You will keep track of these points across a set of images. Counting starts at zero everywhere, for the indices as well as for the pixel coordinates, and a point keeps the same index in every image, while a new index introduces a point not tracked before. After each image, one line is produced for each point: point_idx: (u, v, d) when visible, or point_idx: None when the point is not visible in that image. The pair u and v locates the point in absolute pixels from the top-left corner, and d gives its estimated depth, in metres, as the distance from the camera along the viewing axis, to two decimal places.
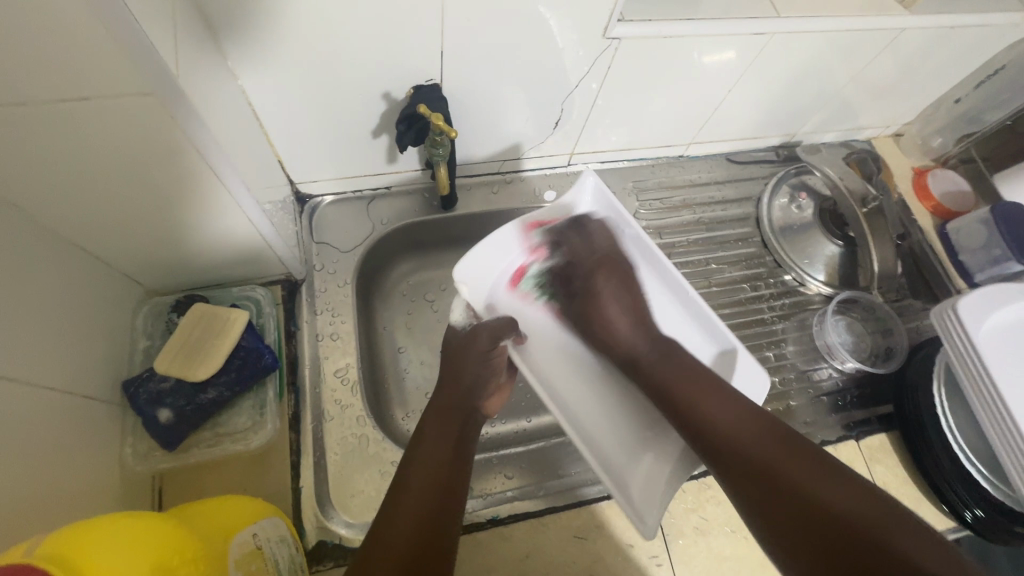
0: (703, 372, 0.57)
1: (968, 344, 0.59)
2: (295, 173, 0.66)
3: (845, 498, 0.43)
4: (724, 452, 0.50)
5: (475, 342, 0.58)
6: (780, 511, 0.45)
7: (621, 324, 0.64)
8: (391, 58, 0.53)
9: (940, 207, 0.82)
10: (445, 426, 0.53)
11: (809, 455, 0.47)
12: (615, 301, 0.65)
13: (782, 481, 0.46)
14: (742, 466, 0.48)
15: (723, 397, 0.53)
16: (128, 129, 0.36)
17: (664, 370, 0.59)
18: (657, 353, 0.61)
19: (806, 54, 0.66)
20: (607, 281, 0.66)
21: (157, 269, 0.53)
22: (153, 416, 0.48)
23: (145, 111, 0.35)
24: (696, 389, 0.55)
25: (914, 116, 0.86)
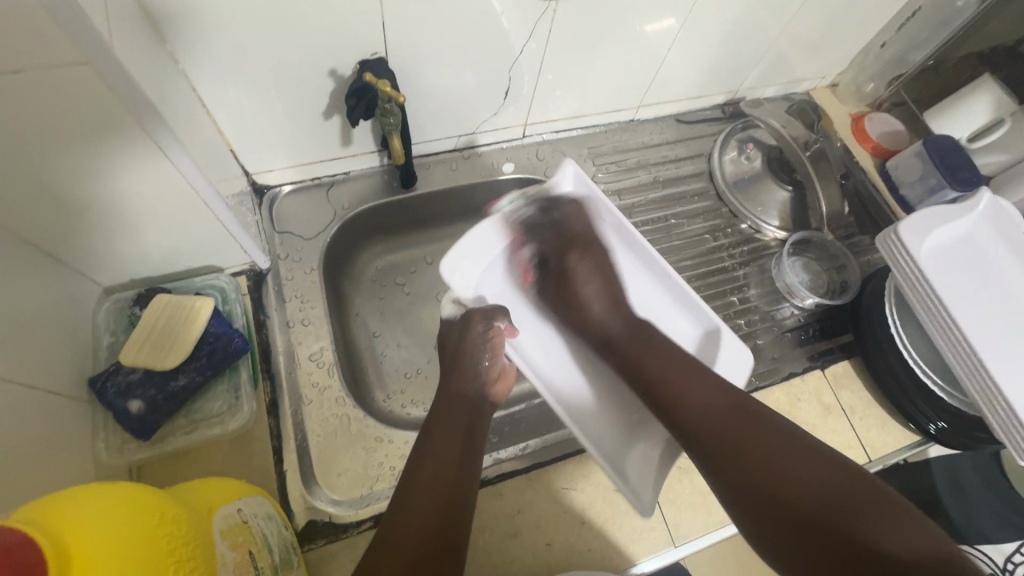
0: (672, 350, 0.56)
1: (913, 265, 0.62)
2: (249, 163, 0.65)
3: (817, 479, 0.42)
4: (693, 427, 0.49)
5: (473, 329, 0.57)
6: (749, 491, 0.44)
7: (595, 304, 0.63)
8: (334, 35, 0.54)
9: (879, 147, 0.86)
10: (451, 420, 0.51)
11: (778, 431, 0.46)
12: (592, 279, 0.64)
13: (750, 460, 0.45)
14: (713, 443, 0.47)
15: (693, 372, 0.52)
16: (69, 104, 0.37)
17: (642, 352, 0.57)
18: (629, 333, 0.60)
19: (738, 8, 0.69)
20: (584, 259, 0.65)
21: (114, 263, 0.52)
22: (123, 408, 0.47)
23: (85, 84, 0.36)
24: (674, 368, 0.53)
25: (847, 64, 0.91)
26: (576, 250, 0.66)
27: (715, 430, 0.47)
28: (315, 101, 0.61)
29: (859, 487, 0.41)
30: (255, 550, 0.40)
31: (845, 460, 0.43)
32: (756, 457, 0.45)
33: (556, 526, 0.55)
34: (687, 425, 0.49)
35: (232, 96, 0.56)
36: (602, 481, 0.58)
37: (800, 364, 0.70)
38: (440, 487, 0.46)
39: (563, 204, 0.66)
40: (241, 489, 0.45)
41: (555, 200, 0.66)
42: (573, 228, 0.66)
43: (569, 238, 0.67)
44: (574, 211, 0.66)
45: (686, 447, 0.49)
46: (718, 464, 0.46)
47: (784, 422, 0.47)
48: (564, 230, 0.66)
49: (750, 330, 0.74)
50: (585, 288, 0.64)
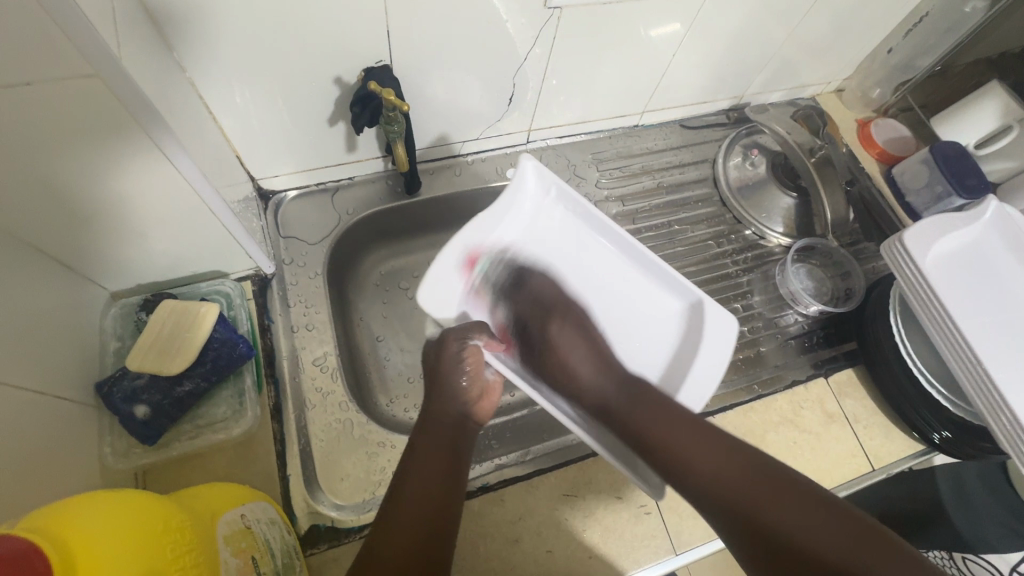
0: (667, 402, 0.55)
1: (918, 274, 0.62)
2: (255, 169, 0.66)
3: (833, 532, 0.42)
4: (700, 483, 0.49)
5: (446, 350, 0.55)
6: (760, 546, 0.45)
7: (584, 369, 0.60)
8: (339, 43, 0.54)
9: (884, 153, 0.86)
10: (434, 441, 0.51)
11: (781, 478, 0.47)
12: (580, 348, 0.61)
13: (767, 518, 0.45)
14: (723, 507, 0.47)
15: (686, 422, 0.52)
16: (76, 114, 0.37)
17: (633, 414, 0.55)
18: (623, 396, 0.57)
19: (741, 14, 0.69)
20: (560, 326, 0.63)
21: (121, 268, 0.53)
22: (130, 413, 0.48)
23: (96, 96, 0.37)
24: (667, 423, 0.53)
25: (853, 70, 0.90)
26: (557, 320, 0.64)
27: (724, 482, 0.48)
28: (320, 108, 0.61)
29: (874, 538, 0.42)
30: (258, 556, 0.41)
31: (849, 505, 0.44)
32: (767, 512, 0.45)
33: (557, 533, 0.55)
34: (693, 482, 0.49)
35: (238, 102, 0.57)
36: (603, 488, 0.58)
37: (803, 372, 0.70)
38: (426, 507, 0.46)
39: (535, 268, 0.66)
40: (242, 494, 0.45)
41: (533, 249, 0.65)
42: (546, 296, 0.65)
43: (555, 306, 0.64)
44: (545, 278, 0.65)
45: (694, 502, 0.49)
46: (729, 519, 0.47)
47: (784, 467, 0.48)
48: (539, 298, 0.65)
49: (753, 337, 0.73)
50: (572, 358, 0.61)
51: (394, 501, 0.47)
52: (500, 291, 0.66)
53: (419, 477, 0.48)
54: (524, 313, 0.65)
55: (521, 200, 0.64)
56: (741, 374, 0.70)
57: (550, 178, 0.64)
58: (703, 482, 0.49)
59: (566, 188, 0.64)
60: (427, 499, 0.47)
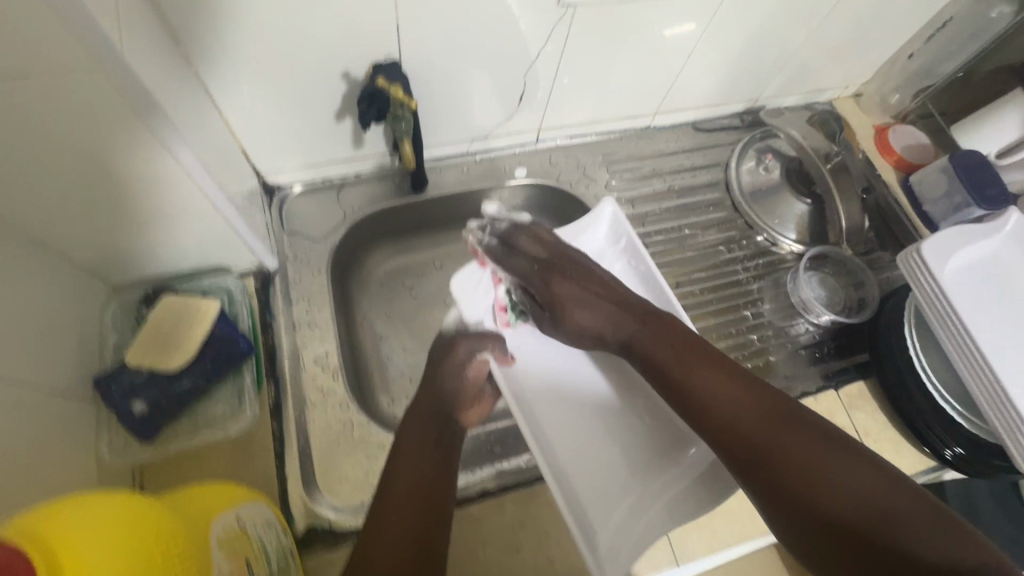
0: (700, 343, 0.53)
1: (935, 287, 0.60)
2: (261, 163, 0.65)
3: (853, 481, 0.41)
4: (718, 420, 0.48)
5: (455, 351, 0.57)
6: (788, 494, 0.42)
7: (593, 321, 0.57)
8: (348, 37, 0.53)
9: (902, 161, 0.84)
10: (422, 437, 0.50)
11: (812, 428, 0.45)
12: (585, 303, 0.57)
13: (786, 458, 0.44)
14: (740, 442, 0.46)
15: (709, 366, 0.51)
16: (75, 105, 0.36)
17: (649, 345, 0.54)
18: (648, 338, 0.54)
19: (759, 15, 0.67)
20: (563, 283, 0.58)
21: (122, 262, 0.52)
22: (127, 409, 0.47)
23: (94, 85, 0.36)
24: (688, 360, 0.52)
25: (872, 74, 0.88)
26: (556, 275, 0.59)
27: (755, 428, 0.46)
28: (327, 102, 0.60)
29: (898, 488, 0.40)
30: (252, 560, 0.40)
31: (873, 454, 0.43)
32: (795, 465, 0.43)
33: (557, 542, 0.54)
34: (720, 427, 0.47)
35: (244, 94, 0.56)
36: None
37: (813, 383, 0.69)
38: (416, 502, 0.45)
39: (523, 233, 0.61)
40: (238, 495, 0.44)
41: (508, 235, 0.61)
42: (543, 253, 0.60)
43: (546, 262, 0.59)
44: (534, 238, 0.61)
45: (707, 439, 0.48)
46: (755, 467, 0.45)
47: (818, 418, 0.46)
48: (536, 256, 0.60)
49: (763, 346, 0.72)
50: (579, 313, 0.57)
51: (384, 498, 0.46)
52: (496, 258, 0.61)
53: (409, 476, 0.47)
54: (518, 272, 0.60)
55: (586, 236, 0.68)
56: None
57: (624, 229, 0.67)
58: (731, 427, 0.47)
59: (635, 242, 0.66)
60: (415, 502, 0.45)
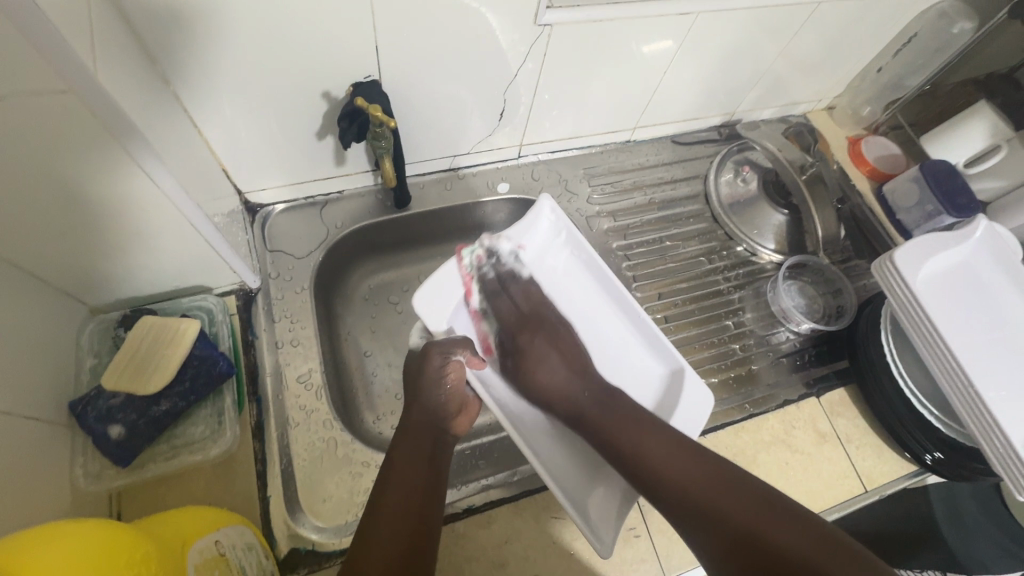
0: (642, 416, 0.54)
1: (908, 293, 0.61)
2: (243, 182, 0.65)
3: (785, 535, 0.42)
4: (660, 488, 0.49)
5: (427, 363, 0.55)
6: (728, 548, 0.44)
7: (553, 376, 0.58)
8: (329, 57, 0.54)
9: (875, 171, 0.86)
10: (412, 455, 0.50)
11: (748, 488, 0.46)
12: (551, 358, 0.60)
13: (725, 519, 0.45)
14: (682, 500, 0.47)
15: (653, 432, 0.52)
16: (49, 129, 0.36)
17: (604, 420, 0.54)
18: (595, 403, 0.56)
19: (731, 32, 0.69)
20: (548, 349, 0.61)
21: (99, 283, 0.51)
22: (104, 433, 0.46)
23: (70, 110, 0.36)
24: (633, 427, 0.53)
25: (844, 88, 0.91)
26: (529, 330, 0.62)
27: (690, 489, 0.47)
28: (309, 121, 0.60)
29: (827, 539, 0.42)
30: None
31: (806, 509, 0.44)
32: (733, 522, 0.44)
33: (544, 557, 0.54)
34: (661, 494, 0.48)
35: (225, 114, 0.56)
36: None
37: (795, 391, 0.69)
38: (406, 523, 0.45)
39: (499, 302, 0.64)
40: (218, 518, 0.44)
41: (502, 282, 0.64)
42: (518, 312, 0.64)
43: (524, 319, 0.63)
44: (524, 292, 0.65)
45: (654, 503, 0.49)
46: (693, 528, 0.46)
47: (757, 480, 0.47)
48: (518, 308, 0.64)
49: (744, 355, 0.73)
50: (542, 368, 0.59)
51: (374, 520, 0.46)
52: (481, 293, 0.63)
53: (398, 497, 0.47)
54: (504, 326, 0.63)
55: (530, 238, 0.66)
56: (733, 393, 0.69)
57: (563, 221, 0.67)
58: (673, 489, 0.48)
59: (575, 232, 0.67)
60: (406, 517, 0.45)
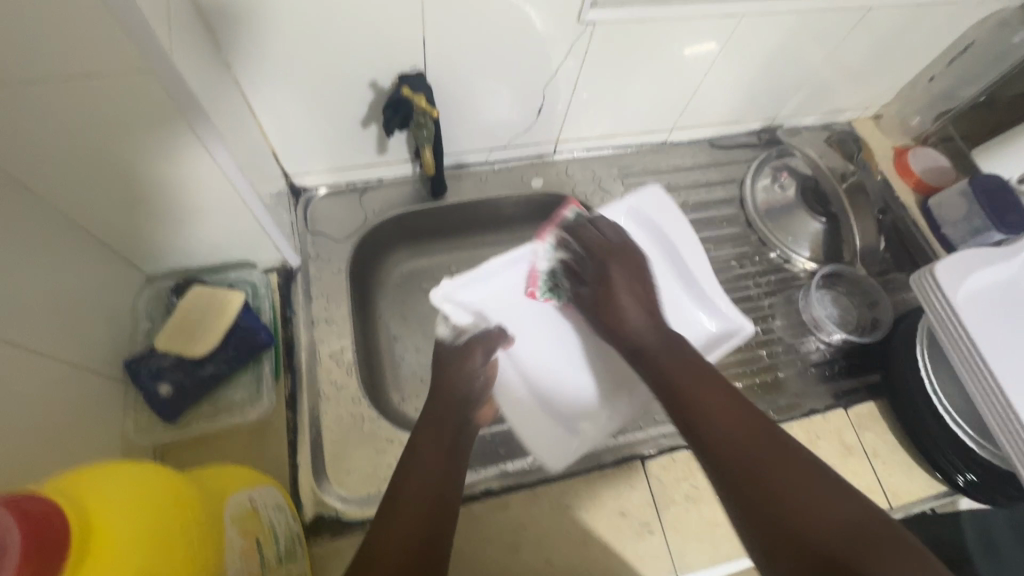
0: (696, 358, 0.51)
1: (947, 307, 0.59)
2: (290, 165, 0.68)
3: (835, 516, 0.37)
4: (706, 423, 0.45)
5: (469, 361, 0.58)
6: (763, 526, 0.38)
7: (630, 310, 0.58)
8: (376, 46, 0.56)
9: (921, 183, 0.84)
10: (436, 436, 0.49)
11: (800, 463, 0.40)
12: (628, 292, 0.58)
13: (773, 482, 0.39)
14: (727, 445, 0.43)
15: (719, 389, 0.47)
16: (127, 104, 0.39)
17: (670, 365, 0.51)
18: (664, 345, 0.54)
19: (778, 34, 0.68)
20: (619, 275, 0.60)
21: (154, 251, 0.55)
22: (153, 391, 0.49)
23: (145, 87, 0.38)
24: (687, 379, 0.49)
25: (893, 96, 0.89)
26: (613, 261, 0.61)
27: (736, 448, 0.42)
28: (354, 108, 0.63)
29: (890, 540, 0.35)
30: (263, 537, 0.42)
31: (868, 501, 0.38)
32: (775, 484, 0.39)
33: (556, 543, 0.55)
34: (705, 424, 0.45)
35: (277, 98, 0.59)
36: (605, 501, 0.58)
37: (821, 402, 0.68)
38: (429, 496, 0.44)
39: (583, 230, 0.64)
40: (254, 477, 0.47)
41: (581, 220, 0.64)
42: (599, 245, 0.62)
43: (607, 252, 0.62)
44: (608, 228, 0.64)
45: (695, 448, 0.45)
46: (734, 483, 0.41)
47: (811, 457, 0.41)
48: (594, 245, 0.63)
49: (771, 362, 0.72)
50: (623, 303, 0.58)
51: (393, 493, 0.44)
52: (561, 241, 0.65)
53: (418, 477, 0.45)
54: (575, 254, 0.64)
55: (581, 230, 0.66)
56: (757, 399, 0.69)
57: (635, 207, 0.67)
58: (721, 436, 0.43)
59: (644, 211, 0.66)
60: (427, 494, 0.44)
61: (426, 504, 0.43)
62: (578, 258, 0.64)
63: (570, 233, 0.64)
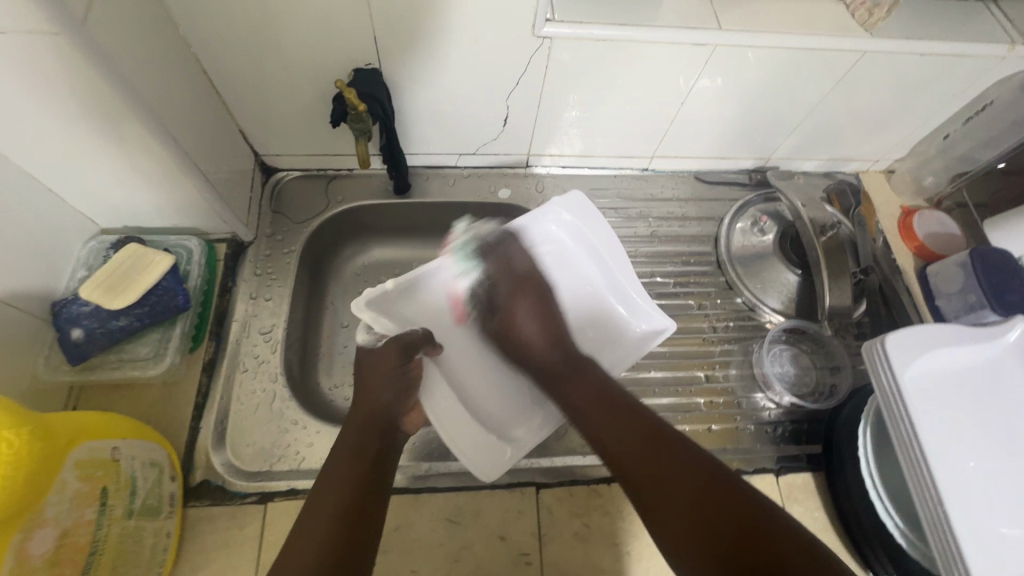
0: (587, 365, 0.56)
1: (893, 384, 0.53)
2: (259, 146, 0.71)
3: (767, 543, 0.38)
4: (631, 459, 0.45)
5: (391, 360, 0.55)
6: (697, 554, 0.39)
7: (534, 335, 0.60)
8: (333, 41, 0.58)
9: (923, 248, 0.77)
10: (356, 455, 0.47)
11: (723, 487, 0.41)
12: (532, 313, 0.62)
13: (705, 509, 0.40)
14: (653, 480, 0.43)
15: (634, 418, 0.48)
16: (41, 67, 0.41)
17: (578, 389, 0.54)
18: (565, 360, 0.58)
19: (757, 71, 0.65)
20: (525, 299, 0.63)
21: (103, 208, 0.59)
22: (66, 332, 0.53)
23: (56, 49, 0.40)
24: (604, 411, 0.50)
25: (906, 152, 0.82)
26: (523, 288, 0.63)
27: (663, 479, 0.43)
28: (316, 99, 0.65)
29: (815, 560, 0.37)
30: (112, 487, 0.43)
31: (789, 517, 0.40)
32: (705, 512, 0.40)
33: (426, 553, 0.54)
34: (603, 437, 0.48)
35: (242, 82, 0.62)
36: (488, 523, 0.56)
37: (753, 464, 0.64)
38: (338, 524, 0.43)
39: (508, 244, 0.65)
40: (133, 427, 0.48)
41: (502, 237, 0.65)
42: (518, 266, 0.64)
43: (521, 277, 0.64)
44: (520, 246, 0.65)
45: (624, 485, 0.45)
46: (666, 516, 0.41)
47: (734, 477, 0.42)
48: (512, 267, 0.64)
49: (710, 413, 0.67)
50: (524, 324, 0.61)
51: (306, 513, 0.43)
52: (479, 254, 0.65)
53: (331, 499, 0.44)
54: (495, 276, 0.65)
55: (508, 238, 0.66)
56: None
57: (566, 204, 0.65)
58: (650, 471, 0.44)
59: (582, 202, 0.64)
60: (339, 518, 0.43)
61: (336, 533, 0.42)
62: (488, 284, 0.65)
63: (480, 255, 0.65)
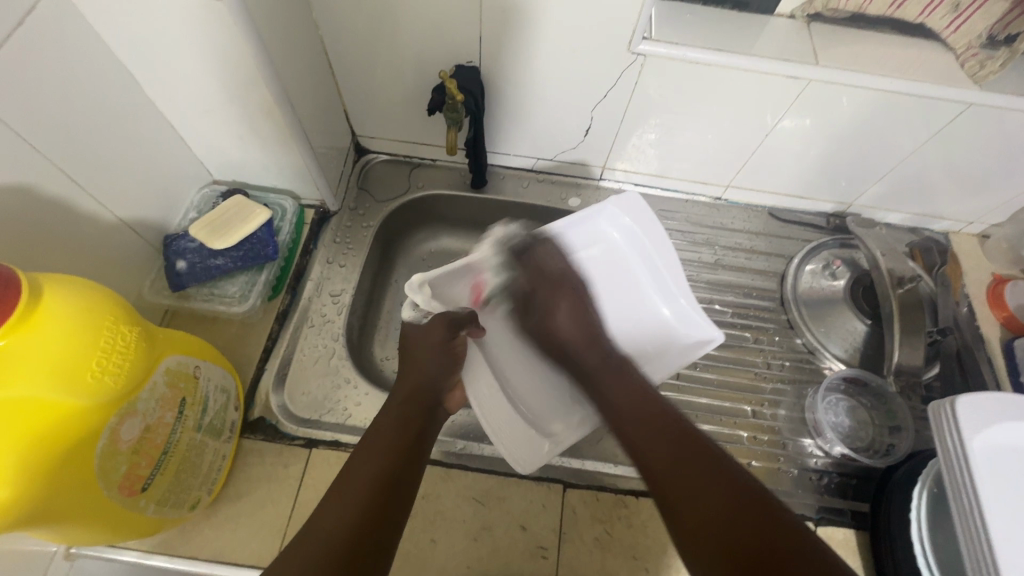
0: (622, 366, 0.56)
1: (958, 447, 0.50)
2: (358, 127, 0.78)
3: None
4: (666, 480, 0.43)
5: (435, 334, 0.57)
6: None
7: (571, 331, 0.60)
8: (442, 37, 0.63)
9: (1013, 320, 0.72)
10: (401, 422, 0.49)
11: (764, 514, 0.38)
12: (564, 307, 0.61)
13: (749, 536, 0.37)
14: (688, 507, 0.41)
15: (667, 440, 0.46)
16: (199, 28, 0.47)
17: (618, 393, 0.52)
18: (604, 364, 0.57)
19: (850, 112, 0.64)
20: (565, 298, 0.62)
21: (219, 161, 0.66)
22: (172, 262, 0.61)
23: (215, 15, 0.46)
24: (648, 418, 0.48)
25: (1007, 217, 0.77)
26: (558, 289, 0.62)
27: (701, 504, 0.40)
28: (417, 90, 0.70)
29: None
30: (190, 399, 0.49)
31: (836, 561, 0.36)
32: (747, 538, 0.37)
33: (448, 526, 0.56)
34: (640, 456, 0.46)
35: (354, 68, 0.68)
36: (511, 509, 0.57)
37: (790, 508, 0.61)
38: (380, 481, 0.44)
39: (545, 245, 0.63)
40: (212, 354, 0.54)
41: (535, 238, 0.64)
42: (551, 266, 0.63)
43: (553, 278, 0.62)
44: (545, 253, 0.63)
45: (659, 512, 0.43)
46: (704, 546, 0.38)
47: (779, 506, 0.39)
48: (544, 267, 0.63)
49: (753, 448, 0.65)
50: (560, 317, 0.61)
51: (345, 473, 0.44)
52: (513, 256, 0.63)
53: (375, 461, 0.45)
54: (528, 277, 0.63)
55: (581, 226, 0.65)
56: None
57: (636, 211, 0.64)
58: (687, 496, 0.41)
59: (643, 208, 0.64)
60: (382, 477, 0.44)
61: (375, 490, 0.43)
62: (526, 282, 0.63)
63: (515, 254, 0.63)
